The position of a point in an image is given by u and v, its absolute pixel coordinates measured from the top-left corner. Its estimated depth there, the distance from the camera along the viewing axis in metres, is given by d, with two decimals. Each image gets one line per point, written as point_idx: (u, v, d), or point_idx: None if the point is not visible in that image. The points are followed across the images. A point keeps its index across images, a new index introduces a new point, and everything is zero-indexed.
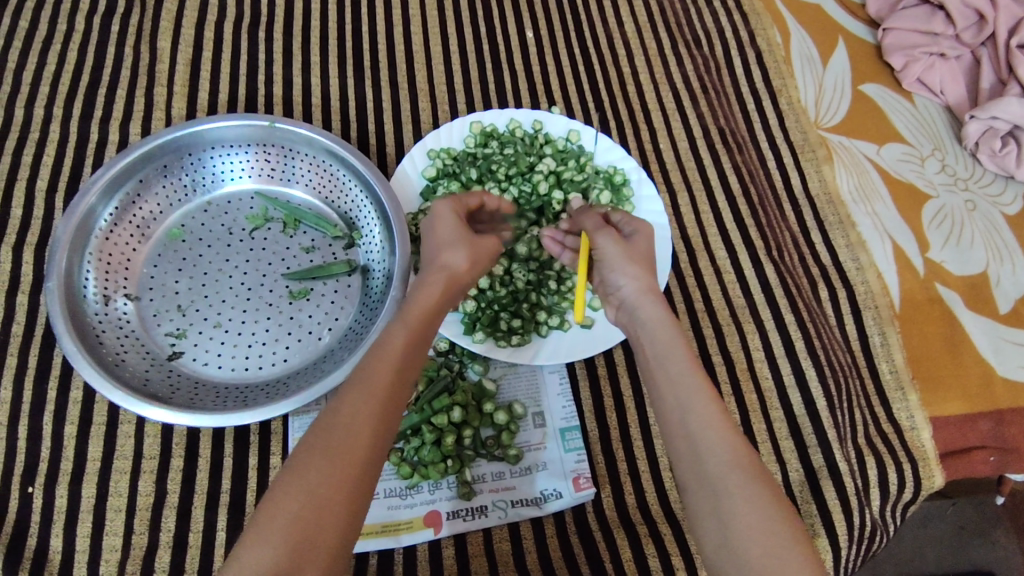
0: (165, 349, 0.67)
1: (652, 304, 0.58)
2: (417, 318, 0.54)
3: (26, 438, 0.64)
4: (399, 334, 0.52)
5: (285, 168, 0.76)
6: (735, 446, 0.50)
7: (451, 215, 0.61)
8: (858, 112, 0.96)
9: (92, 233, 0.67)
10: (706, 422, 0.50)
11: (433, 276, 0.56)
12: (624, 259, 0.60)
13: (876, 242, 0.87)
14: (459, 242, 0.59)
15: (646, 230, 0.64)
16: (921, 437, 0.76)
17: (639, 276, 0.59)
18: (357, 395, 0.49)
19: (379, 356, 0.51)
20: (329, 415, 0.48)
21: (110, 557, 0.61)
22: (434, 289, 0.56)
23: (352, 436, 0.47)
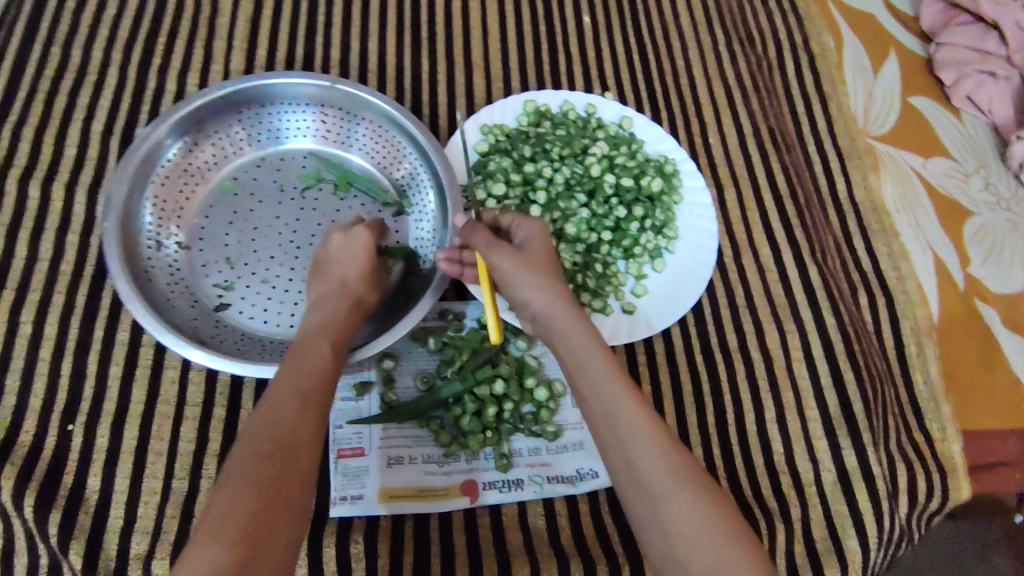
0: (211, 300, 0.68)
1: (563, 311, 0.55)
2: (337, 332, 0.59)
3: (70, 375, 0.65)
4: (325, 343, 0.57)
5: (341, 130, 0.76)
6: (664, 441, 0.49)
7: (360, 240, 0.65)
8: (908, 123, 0.96)
9: (149, 177, 0.68)
10: (637, 422, 0.50)
11: (341, 301, 0.62)
12: (522, 270, 0.56)
13: (917, 253, 0.87)
14: (369, 275, 0.65)
15: (539, 236, 0.60)
16: (952, 448, 0.76)
17: (543, 282, 0.56)
18: (300, 386, 0.52)
19: (303, 362, 0.55)
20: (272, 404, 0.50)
21: (149, 498, 0.61)
22: (347, 309, 0.62)
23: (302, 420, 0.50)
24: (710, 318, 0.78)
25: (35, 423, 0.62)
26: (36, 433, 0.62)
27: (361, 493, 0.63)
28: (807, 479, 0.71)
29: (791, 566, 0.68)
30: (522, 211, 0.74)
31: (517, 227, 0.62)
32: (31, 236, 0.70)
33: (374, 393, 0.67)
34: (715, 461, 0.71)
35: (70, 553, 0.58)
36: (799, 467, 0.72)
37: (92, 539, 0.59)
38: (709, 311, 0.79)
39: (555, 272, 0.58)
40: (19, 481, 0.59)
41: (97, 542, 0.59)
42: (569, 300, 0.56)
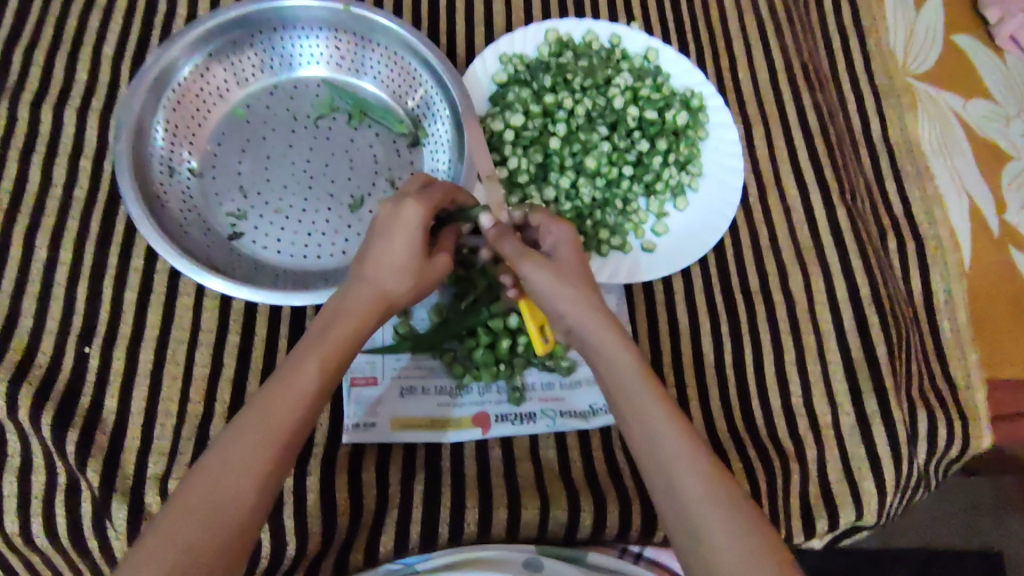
0: (225, 229, 0.67)
1: (604, 328, 0.52)
2: (333, 352, 0.50)
3: (85, 299, 0.65)
4: (310, 369, 0.49)
5: (356, 57, 0.73)
6: (708, 473, 0.48)
7: (418, 223, 0.53)
8: (947, 65, 0.90)
9: (160, 101, 0.67)
10: (683, 452, 0.48)
11: (367, 302, 0.52)
12: (557, 286, 0.53)
13: (952, 197, 0.83)
14: (410, 264, 0.53)
15: (570, 243, 0.56)
16: (976, 396, 0.74)
17: (580, 297, 0.53)
18: (262, 424, 0.47)
19: (286, 387, 0.48)
20: (233, 440, 0.47)
21: (166, 420, 0.62)
22: (365, 314, 0.52)
23: (247, 471, 0.46)
24: (732, 258, 0.76)
25: (52, 346, 0.63)
26: (53, 355, 0.63)
27: (373, 421, 0.63)
28: (824, 422, 0.70)
29: (804, 506, 0.67)
30: (541, 143, 0.72)
31: (545, 231, 0.58)
32: (44, 160, 0.69)
33: (388, 324, 0.67)
34: (730, 401, 0.71)
35: (88, 470, 0.59)
36: (816, 410, 0.71)
37: (109, 458, 0.60)
38: (731, 252, 0.76)
39: (590, 282, 0.55)
40: (38, 400, 0.60)
41: (115, 460, 0.60)
42: (608, 318, 0.53)
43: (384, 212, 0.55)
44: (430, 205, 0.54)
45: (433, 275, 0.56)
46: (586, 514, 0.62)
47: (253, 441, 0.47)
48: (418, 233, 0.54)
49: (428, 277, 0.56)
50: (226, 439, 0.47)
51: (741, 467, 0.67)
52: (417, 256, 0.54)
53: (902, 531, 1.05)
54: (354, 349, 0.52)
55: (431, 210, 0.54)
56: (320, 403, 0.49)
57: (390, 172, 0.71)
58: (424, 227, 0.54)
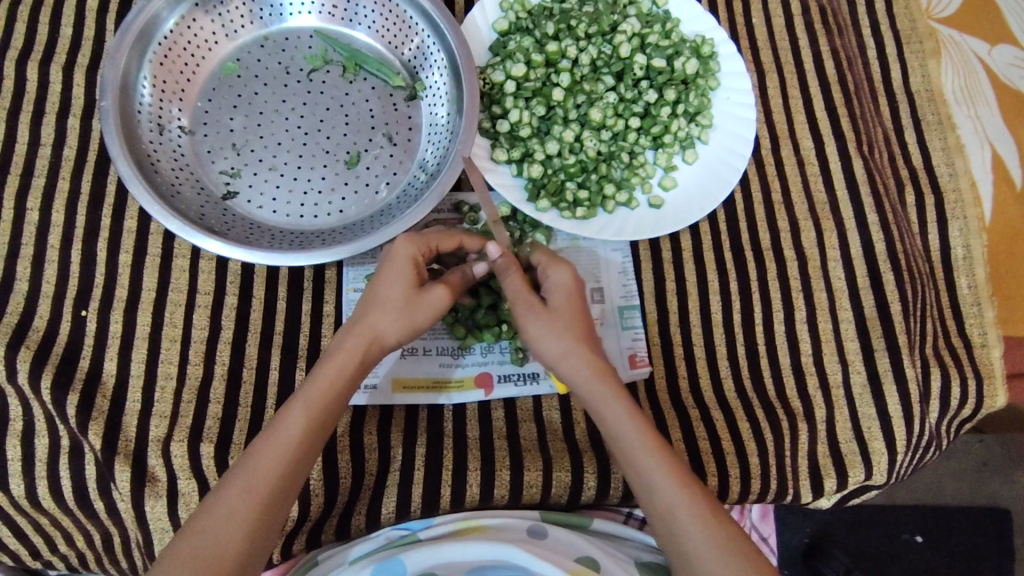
0: (219, 188, 0.65)
1: (593, 380, 0.54)
2: (320, 400, 0.52)
3: (80, 261, 0.64)
4: (298, 416, 0.51)
5: (349, 6, 0.70)
6: (703, 511, 0.52)
7: (410, 265, 0.54)
8: (974, 5, 0.84)
9: (145, 55, 0.64)
10: (677, 497, 0.52)
11: (355, 343, 0.53)
12: (548, 340, 0.54)
13: (974, 148, 0.80)
14: (399, 306, 0.53)
15: (564, 285, 0.56)
16: (992, 354, 0.71)
17: (573, 348, 0.54)
18: (254, 468, 0.50)
19: (279, 430, 0.51)
20: (228, 484, 0.50)
21: (166, 383, 0.61)
22: (353, 358, 0.53)
23: (239, 515, 0.49)
24: (743, 214, 0.74)
25: (49, 309, 0.62)
26: (51, 318, 0.62)
27: (376, 383, 0.63)
28: (835, 381, 0.69)
29: (812, 466, 0.66)
30: (544, 95, 0.69)
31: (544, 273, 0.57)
32: (32, 119, 0.67)
33: None
34: (738, 360, 0.69)
35: (89, 433, 0.59)
36: (827, 369, 0.69)
37: (111, 421, 0.60)
38: (742, 207, 0.74)
39: (584, 326, 0.55)
40: (36, 364, 0.60)
41: (117, 423, 0.60)
42: (599, 367, 0.54)
43: (387, 251, 0.55)
44: (417, 240, 0.55)
45: (427, 309, 0.54)
46: (590, 475, 0.62)
47: (244, 486, 0.49)
48: (406, 267, 0.54)
49: (420, 311, 0.54)
50: (224, 483, 0.51)
51: (746, 427, 0.66)
52: (405, 291, 0.54)
53: (909, 488, 1.05)
54: (344, 394, 0.53)
55: (418, 245, 0.55)
56: (309, 448, 0.51)
57: (387, 126, 0.69)
58: (411, 259, 0.54)
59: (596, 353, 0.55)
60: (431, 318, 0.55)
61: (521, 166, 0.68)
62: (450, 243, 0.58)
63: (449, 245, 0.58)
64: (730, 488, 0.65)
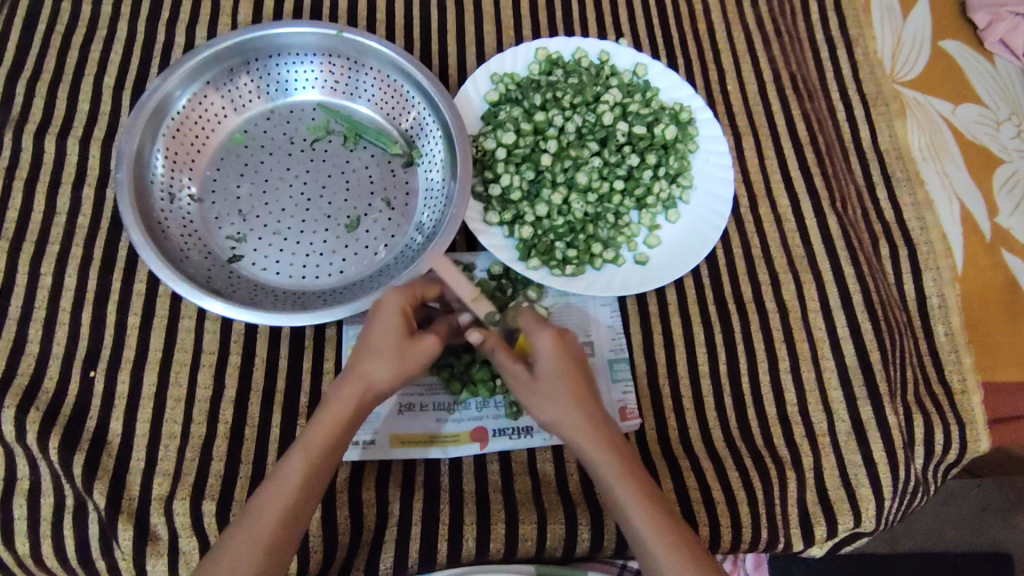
0: (225, 252, 0.69)
1: (586, 440, 0.55)
2: (316, 452, 0.53)
3: (90, 324, 0.66)
4: (296, 467, 0.53)
5: (350, 81, 0.75)
6: (688, 564, 0.54)
7: (397, 314, 0.56)
8: (936, 69, 0.90)
9: (159, 129, 0.68)
10: (662, 550, 0.54)
11: (348, 393, 0.54)
12: (538, 407, 0.56)
13: (943, 202, 0.84)
14: (390, 354, 0.54)
15: (548, 345, 0.56)
16: (972, 400, 0.74)
17: (565, 411, 0.55)
18: (255, 519, 0.52)
19: (279, 480, 0.53)
20: (231, 535, 0.52)
21: (170, 442, 0.63)
22: (346, 409, 0.54)
23: (242, 565, 0.51)
24: (725, 269, 0.77)
25: (58, 371, 0.64)
26: (60, 380, 0.64)
27: (373, 438, 0.65)
28: (821, 429, 0.71)
29: (803, 514, 0.68)
30: (533, 160, 0.72)
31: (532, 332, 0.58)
32: (48, 189, 0.71)
33: None
34: (726, 410, 0.72)
35: (95, 493, 0.60)
36: (812, 418, 0.72)
37: (115, 480, 0.61)
38: (724, 262, 0.77)
39: (574, 382, 0.56)
40: (45, 425, 0.62)
41: (121, 482, 0.61)
42: (590, 427, 0.55)
43: (377, 302, 0.57)
44: (404, 292, 0.57)
45: (421, 355, 0.55)
46: (584, 527, 0.63)
47: (245, 539, 0.51)
48: (395, 317, 0.56)
49: (413, 357, 0.55)
50: (228, 533, 0.53)
51: (737, 475, 0.68)
52: (396, 339, 0.55)
53: (907, 536, 1.05)
54: (339, 444, 0.54)
55: (406, 295, 0.57)
56: (307, 499, 0.53)
57: (385, 192, 0.73)
58: (399, 309, 0.56)
59: (586, 417, 0.56)
60: (421, 365, 0.56)
61: (512, 228, 0.71)
62: (435, 293, 0.61)
63: (431, 292, 0.61)
64: (723, 537, 0.66)
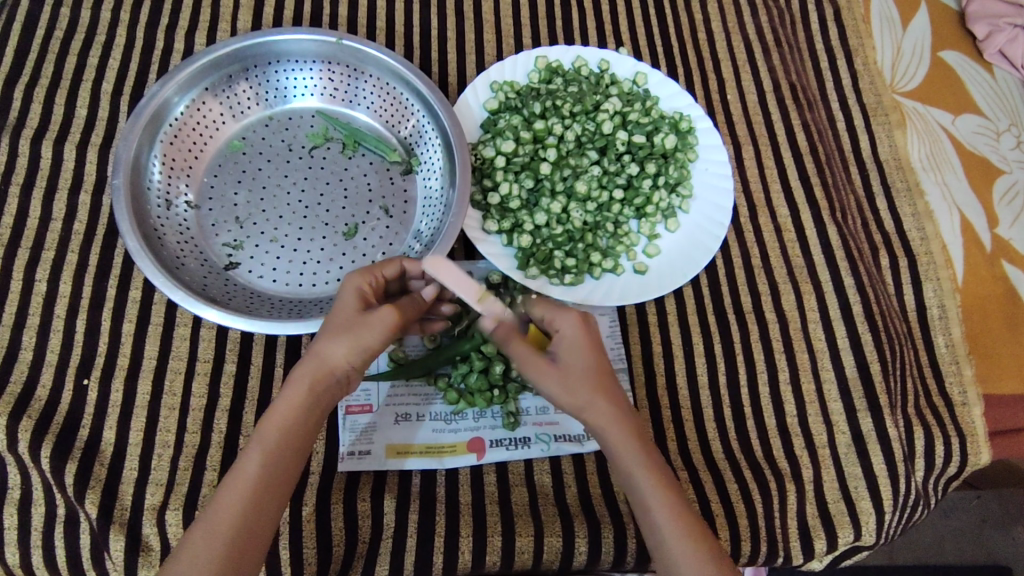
0: (221, 259, 0.68)
1: (612, 426, 0.55)
2: (272, 439, 0.53)
3: (85, 331, 0.66)
4: (254, 457, 0.52)
5: (350, 88, 0.75)
6: (705, 563, 0.53)
7: (355, 296, 0.56)
8: (936, 79, 0.90)
9: (157, 136, 0.67)
10: (682, 546, 0.53)
11: (303, 374, 0.54)
12: (568, 395, 0.55)
13: (943, 212, 0.84)
14: (347, 329, 0.54)
15: (575, 329, 0.57)
16: (973, 413, 0.73)
17: (589, 399, 0.55)
18: (216, 513, 0.51)
19: (237, 473, 0.52)
20: (191, 534, 0.51)
21: (163, 452, 0.62)
22: (300, 392, 0.53)
23: (203, 558, 0.49)
24: (725, 278, 0.77)
25: (51, 378, 0.64)
26: (53, 387, 0.63)
27: (368, 448, 0.64)
28: (820, 441, 0.70)
29: (802, 527, 0.67)
30: (532, 169, 0.72)
31: (554, 322, 0.59)
32: (44, 196, 0.71)
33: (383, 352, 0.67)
34: (725, 421, 0.71)
35: (87, 502, 0.60)
36: (812, 430, 0.71)
37: (107, 490, 0.61)
38: (723, 272, 0.77)
39: (597, 370, 0.56)
40: (38, 432, 0.61)
41: (113, 492, 0.61)
42: (616, 413, 0.55)
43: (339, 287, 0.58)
44: (363, 272, 0.57)
45: (375, 326, 0.54)
46: (582, 540, 0.62)
47: (205, 533, 0.50)
48: (352, 298, 0.56)
49: (367, 329, 0.54)
50: (189, 533, 0.51)
51: (735, 488, 0.68)
52: (352, 314, 0.55)
53: (906, 549, 1.04)
54: (297, 429, 0.53)
55: (366, 276, 0.57)
56: (267, 490, 0.52)
57: (383, 200, 0.72)
58: (356, 291, 0.56)
59: (614, 403, 0.56)
60: (382, 338, 0.55)
61: (510, 236, 0.71)
62: (394, 269, 0.60)
63: (393, 271, 0.60)
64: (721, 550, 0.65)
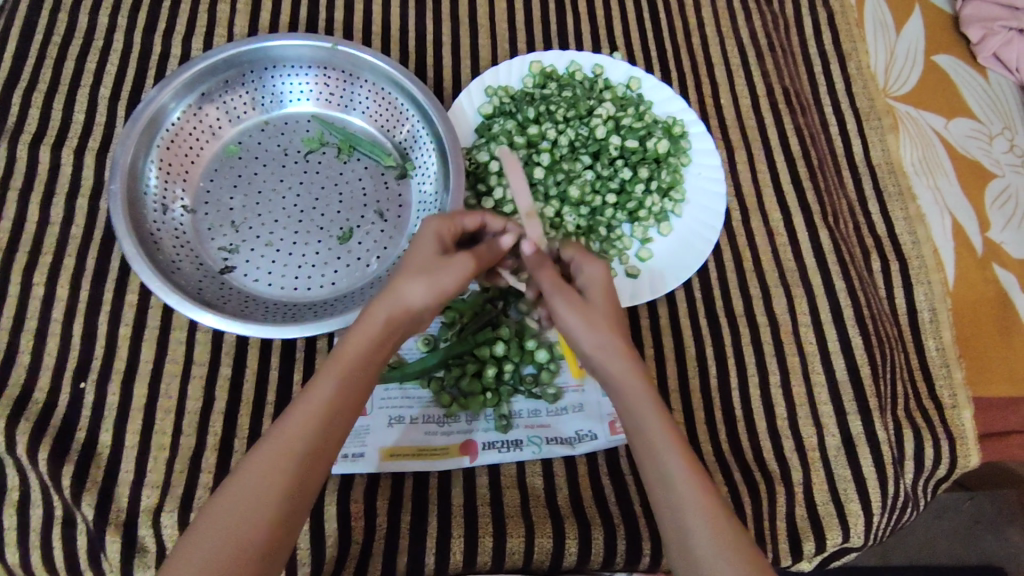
0: (217, 263, 0.69)
1: (627, 378, 0.53)
2: (351, 363, 0.52)
3: (81, 334, 0.66)
4: (331, 378, 0.52)
5: (345, 93, 0.75)
6: (721, 525, 0.50)
7: (435, 239, 0.56)
8: (929, 84, 0.91)
9: (153, 142, 0.68)
10: (694, 504, 0.50)
11: (378, 307, 0.53)
12: (587, 333, 0.54)
13: (934, 217, 0.84)
14: (428, 270, 0.54)
15: (602, 279, 0.57)
16: (962, 415, 0.74)
17: (607, 340, 0.54)
18: (286, 430, 0.50)
19: (311, 394, 0.51)
20: (260, 447, 0.50)
21: (159, 454, 0.63)
22: (376, 321, 0.53)
23: (272, 476, 0.49)
24: (717, 282, 0.77)
25: (49, 381, 0.64)
26: (50, 390, 0.64)
27: (363, 451, 0.65)
28: (810, 443, 0.71)
29: (791, 529, 0.68)
30: (526, 173, 0.73)
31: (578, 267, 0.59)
32: (42, 200, 0.71)
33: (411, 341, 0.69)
34: (716, 424, 0.72)
35: (83, 504, 0.61)
36: (802, 432, 0.72)
37: (103, 492, 0.61)
38: (716, 275, 0.78)
39: (618, 316, 0.56)
40: (35, 434, 0.62)
41: (109, 493, 0.61)
42: (629, 361, 0.54)
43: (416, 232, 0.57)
44: (442, 218, 0.57)
45: (453, 271, 0.54)
46: (571, 541, 0.63)
47: (273, 449, 0.49)
48: (430, 241, 0.56)
49: (446, 271, 0.54)
50: (231, 481, 0.49)
51: (726, 491, 0.68)
52: (434, 257, 0.55)
53: (901, 549, 1.05)
54: (376, 356, 0.53)
55: (444, 221, 0.57)
56: (339, 413, 0.51)
57: (378, 204, 0.73)
58: (435, 234, 0.56)
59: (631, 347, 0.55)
60: (457, 284, 0.54)
61: None
62: (473, 221, 0.60)
63: (472, 222, 0.59)
64: None
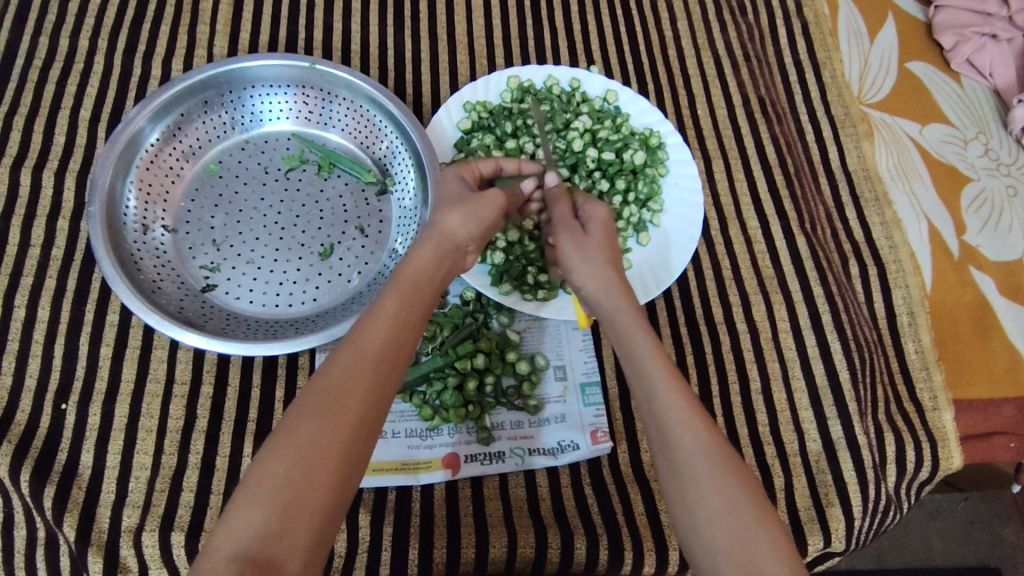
0: (198, 282, 0.69)
1: (616, 300, 0.55)
2: (408, 285, 0.53)
3: (62, 356, 0.67)
4: (393, 298, 0.52)
5: (323, 111, 0.76)
6: (703, 434, 0.49)
7: (458, 180, 0.61)
8: (903, 90, 0.92)
9: (131, 164, 0.69)
10: (678, 414, 0.50)
11: (427, 236, 0.56)
12: (582, 262, 0.56)
13: (911, 221, 0.85)
14: (459, 201, 0.57)
15: (604, 219, 0.59)
16: (943, 418, 0.74)
17: (601, 272, 0.56)
18: (356, 344, 0.50)
19: (377, 313, 0.51)
20: (332, 364, 0.49)
21: (140, 474, 0.63)
22: (427, 249, 0.55)
23: (348, 387, 0.48)
24: (696, 290, 0.78)
25: (30, 404, 0.64)
26: (31, 413, 0.64)
27: None
28: (791, 449, 0.72)
29: None
30: None
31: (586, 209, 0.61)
32: (23, 222, 0.72)
33: None
34: None
35: (65, 526, 0.60)
36: (783, 438, 0.72)
37: (85, 513, 0.61)
38: (695, 284, 0.79)
39: (615, 252, 0.58)
40: (16, 457, 0.62)
41: (91, 515, 0.61)
42: (619, 289, 0.55)
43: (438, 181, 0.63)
44: (461, 164, 0.63)
45: (486, 200, 0.57)
46: (554, 551, 0.63)
47: (347, 363, 0.49)
48: (454, 180, 0.61)
49: (479, 201, 0.57)
50: (292, 417, 0.47)
51: None
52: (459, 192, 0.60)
53: (895, 553, 1.05)
54: (428, 284, 0.54)
55: (463, 167, 0.63)
56: (403, 331, 0.51)
57: (359, 220, 0.74)
58: (457, 174, 0.62)
59: (629, 285, 0.57)
60: (490, 210, 0.57)
61: (484, 254, 0.69)
62: (489, 166, 0.64)
63: (488, 166, 0.64)
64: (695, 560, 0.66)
